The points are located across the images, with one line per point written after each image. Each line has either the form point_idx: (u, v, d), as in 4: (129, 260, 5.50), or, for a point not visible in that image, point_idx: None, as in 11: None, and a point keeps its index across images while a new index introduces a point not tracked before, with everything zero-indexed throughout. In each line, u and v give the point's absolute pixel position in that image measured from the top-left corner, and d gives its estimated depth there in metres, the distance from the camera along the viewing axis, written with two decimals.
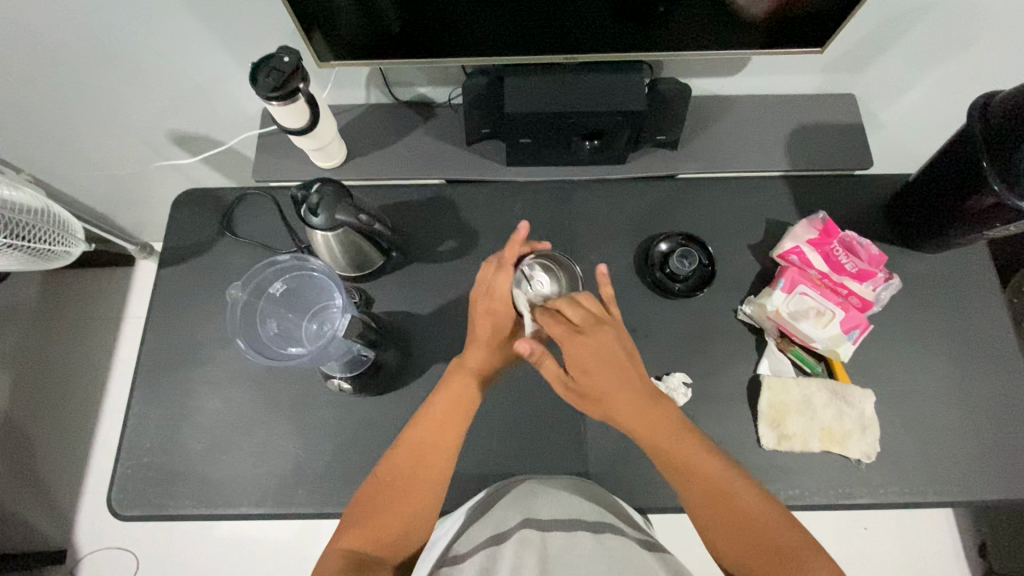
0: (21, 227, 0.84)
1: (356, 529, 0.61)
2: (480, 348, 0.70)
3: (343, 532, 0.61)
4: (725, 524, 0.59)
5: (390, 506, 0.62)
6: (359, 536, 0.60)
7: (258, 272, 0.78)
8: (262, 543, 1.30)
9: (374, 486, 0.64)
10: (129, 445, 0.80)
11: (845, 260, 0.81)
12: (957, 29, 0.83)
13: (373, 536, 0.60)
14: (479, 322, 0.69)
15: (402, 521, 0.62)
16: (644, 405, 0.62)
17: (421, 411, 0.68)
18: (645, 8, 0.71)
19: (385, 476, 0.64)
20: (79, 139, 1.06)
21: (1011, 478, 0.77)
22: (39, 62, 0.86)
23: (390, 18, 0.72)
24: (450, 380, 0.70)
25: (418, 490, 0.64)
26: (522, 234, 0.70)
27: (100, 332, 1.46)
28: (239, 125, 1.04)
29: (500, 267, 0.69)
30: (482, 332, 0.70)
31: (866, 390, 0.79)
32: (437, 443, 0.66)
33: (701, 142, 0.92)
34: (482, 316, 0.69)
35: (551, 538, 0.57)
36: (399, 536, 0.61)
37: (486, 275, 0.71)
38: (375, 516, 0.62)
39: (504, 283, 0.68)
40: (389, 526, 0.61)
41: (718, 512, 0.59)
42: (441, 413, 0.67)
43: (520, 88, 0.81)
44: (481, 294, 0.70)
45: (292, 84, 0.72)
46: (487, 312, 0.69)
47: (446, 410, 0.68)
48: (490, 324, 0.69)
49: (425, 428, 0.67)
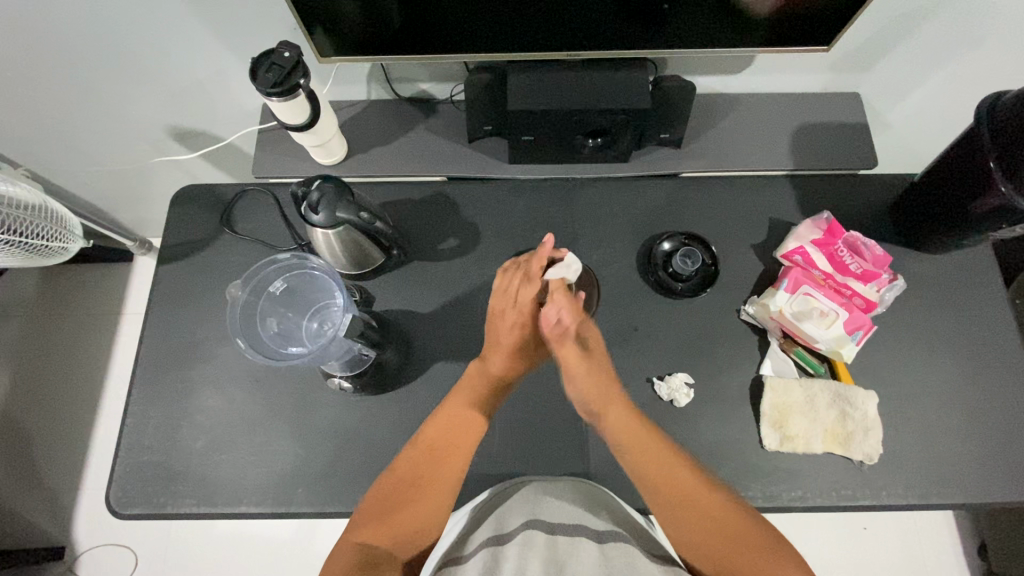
0: (19, 223, 0.83)
1: (369, 525, 0.61)
2: (503, 355, 0.72)
3: (356, 527, 0.61)
4: (694, 529, 0.61)
5: (405, 505, 0.63)
6: (373, 531, 0.60)
7: (258, 272, 0.78)
8: (262, 541, 1.29)
9: (389, 482, 0.64)
10: (128, 443, 0.80)
11: (850, 261, 0.81)
12: (964, 29, 0.82)
13: (387, 533, 0.61)
14: (504, 332, 0.73)
15: (416, 519, 0.63)
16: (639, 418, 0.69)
17: (436, 413, 0.69)
18: (650, 4, 0.70)
19: (401, 471, 0.65)
20: (77, 134, 1.05)
21: (1013, 481, 0.77)
22: (36, 55, 0.85)
23: (391, 12, 0.71)
24: (467, 382, 0.72)
25: (433, 489, 0.64)
26: (547, 247, 0.73)
27: (99, 328, 1.46)
28: (239, 121, 1.03)
29: (529, 279, 0.74)
30: (505, 336, 0.73)
31: (868, 391, 0.78)
32: (455, 444, 0.67)
33: (703, 141, 0.92)
34: (508, 326, 0.73)
35: (557, 539, 0.57)
36: (412, 535, 0.62)
37: (508, 284, 0.75)
38: (389, 513, 0.62)
39: (527, 295, 0.73)
40: (405, 523, 0.62)
41: (686, 513, 0.62)
42: (459, 415, 0.69)
43: (522, 85, 0.80)
44: (507, 304, 0.74)
45: (292, 80, 0.71)
46: (515, 322, 0.73)
47: (466, 415, 0.69)
48: (514, 335, 0.73)
49: (447, 425, 0.68)
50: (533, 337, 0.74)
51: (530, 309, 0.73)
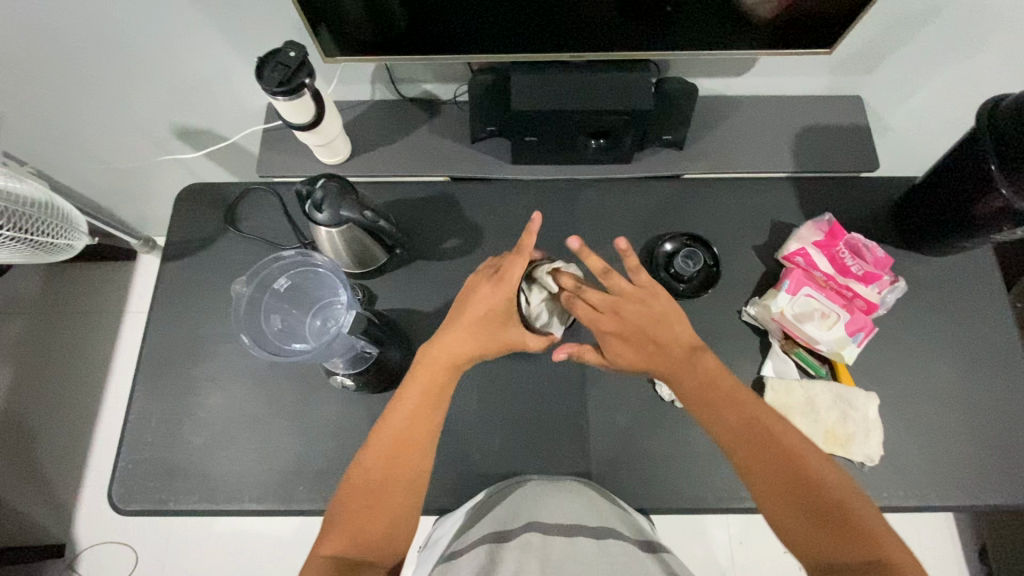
0: (25, 219, 0.84)
1: (336, 534, 0.61)
2: (459, 329, 0.70)
3: (325, 539, 0.61)
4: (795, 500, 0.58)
5: (368, 510, 0.62)
6: (342, 541, 0.61)
7: (263, 268, 0.79)
8: (263, 539, 1.30)
9: (350, 488, 0.64)
10: (130, 439, 0.80)
11: (850, 262, 0.81)
12: (966, 33, 0.82)
13: (357, 540, 0.61)
14: (476, 301, 0.70)
15: (384, 523, 0.63)
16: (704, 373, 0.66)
17: (389, 411, 0.67)
18: (653, 7, 0.70)
19: (361, 477, 0.64)
20: (83, 132, 1.06)
21: (1014, 483, 0.77)
22: (43, 53, 0.86)
23: (395, 14, 0.72)
24: (418, 371, 0.69)
25: (395, 490, 0.64)
26: (534, 223, 0.71)
27: (102, 326, 1.46)
28: (244, 120, 1.04)
29: (516, 252, 0.71)
30: (476, 310, 0.70)
31: (869, 393, 0.78)
32: (410, 440, 0.66)
33: (706, 142, 0.92)
34: (481, 297, 0.71)
35: (554, 540, 0.56)
36: (381, 538, 0.62)
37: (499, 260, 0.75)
38: (355, 519, 0.62)
39: (512, 266, 0.71)
40: (371, 529, 0.62)
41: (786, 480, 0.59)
42: (409, 411, 0.67)
43: (526, 85, 0.80)
44: (484, 278, 0.73)
45: (297, 80, 0.72)
46: (489, 292, 0.71)
47: (417, 406, 0.67)
48: (485, 306, 0.70)
49: (398, 422, 0.67)
50: (504, 311, 0.71)
51: (509, 282, 0.71)
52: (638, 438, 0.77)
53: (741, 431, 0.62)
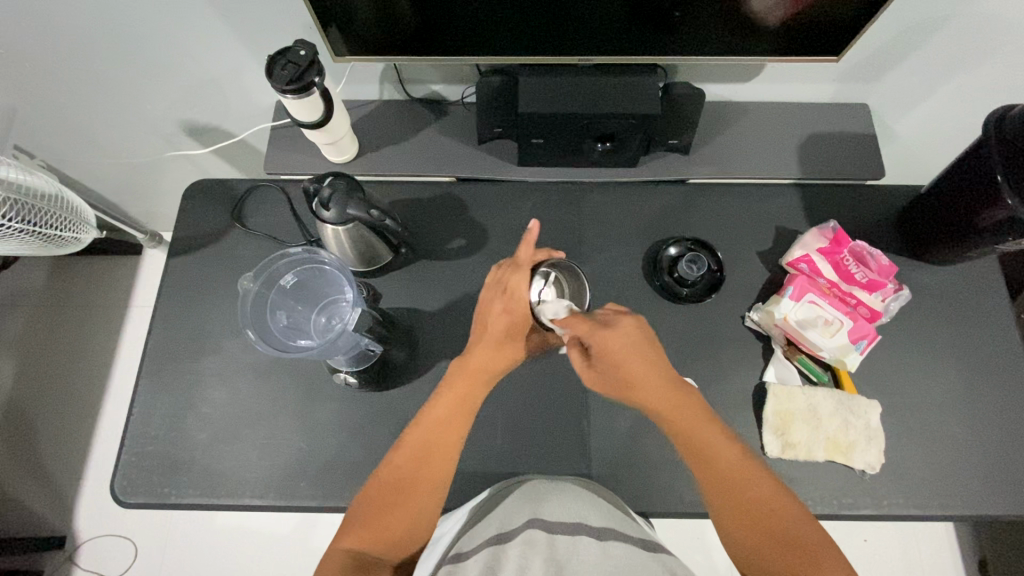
0: (33, 212, 0.84)
1: (357, 530, 0.62)
2: (488, 344, 0.73)
3: (346, 533, 0.62)
4: (752, 528, 0.60)
5: (389, 510, 0.63)
6: (361, 537, 0.61)
7: (270, 265, 0.78)
8: (261, 534, 1.30)
9: (376, 487, 0.65)
10: (132, 433, 0.80)
11: (855, 269, 0.81)
12: (973, 43, 0.82)
13: (376, 538, 0.62)
14: (494, 319, 0.73)
15: (403, 524, 0.63)
16: (688, 410, 0.66)
17: (420, 415, 0.69)
18: (660, 10, 0.70)
19: (387, 477, 0.65)
20: (92, 126, 1.06)
21: (1014, 493, 0.77)
22: (56, 47, 0.87)
23: (405, 15, 0.72)
24: (453, 380, 0.71)
25: (419, 492, 0.65)
26: (531, 234, 0.72)
27: (106, 319, 1.47)
28: (253, 117, 1.04)
29: (516, 268, 0.74)
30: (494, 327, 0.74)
31: (871, 401, 0.79)
32: (438, 445, 0.67)
33: (711, 148, 0.92)
34: (497, 313, 0.73)
35: (557, 539, 0.56)
36: (400, 539, 0.62)
37: (501, 274, 0.75)
38: (378, 516, 0.63)
39: (517, 282, 0.72)
40: (390, 528, 0.62)
41: (740, 505, 0.62)
42: (440, 417, 0.68)
43: (533, 88, 0.81)
44: (496, 293, 0.74)
45: (307, 78, 0.73)
46: (504, 310, 0.73)
47: (447, 415, 0.69)
48: (504, 323, 0.73)
49: (427, 428, 0.68)
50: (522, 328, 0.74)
51: (519, 299, 0.73)
52: (639, 442, 0.77)
53: (713, 460, 0.64)
